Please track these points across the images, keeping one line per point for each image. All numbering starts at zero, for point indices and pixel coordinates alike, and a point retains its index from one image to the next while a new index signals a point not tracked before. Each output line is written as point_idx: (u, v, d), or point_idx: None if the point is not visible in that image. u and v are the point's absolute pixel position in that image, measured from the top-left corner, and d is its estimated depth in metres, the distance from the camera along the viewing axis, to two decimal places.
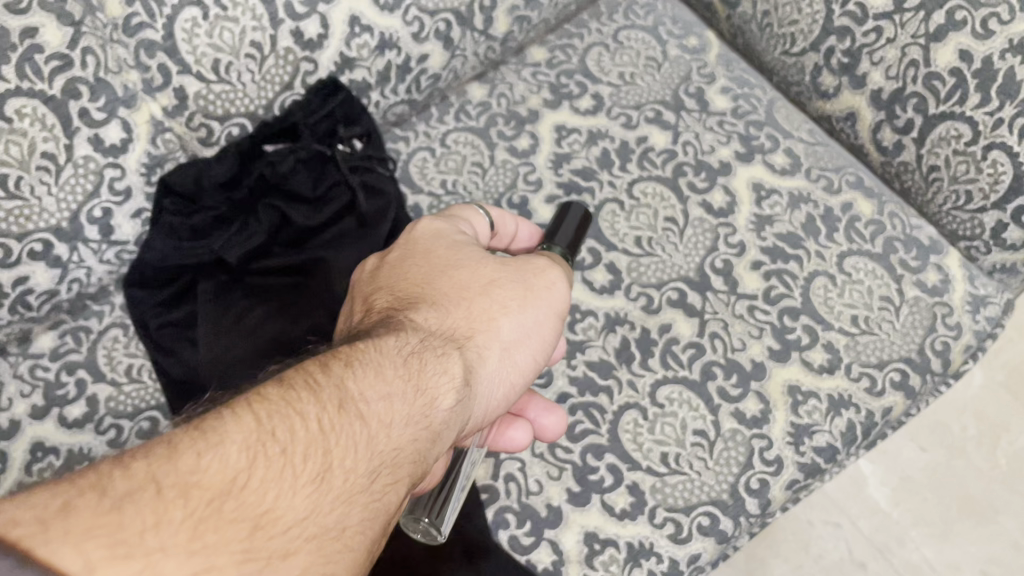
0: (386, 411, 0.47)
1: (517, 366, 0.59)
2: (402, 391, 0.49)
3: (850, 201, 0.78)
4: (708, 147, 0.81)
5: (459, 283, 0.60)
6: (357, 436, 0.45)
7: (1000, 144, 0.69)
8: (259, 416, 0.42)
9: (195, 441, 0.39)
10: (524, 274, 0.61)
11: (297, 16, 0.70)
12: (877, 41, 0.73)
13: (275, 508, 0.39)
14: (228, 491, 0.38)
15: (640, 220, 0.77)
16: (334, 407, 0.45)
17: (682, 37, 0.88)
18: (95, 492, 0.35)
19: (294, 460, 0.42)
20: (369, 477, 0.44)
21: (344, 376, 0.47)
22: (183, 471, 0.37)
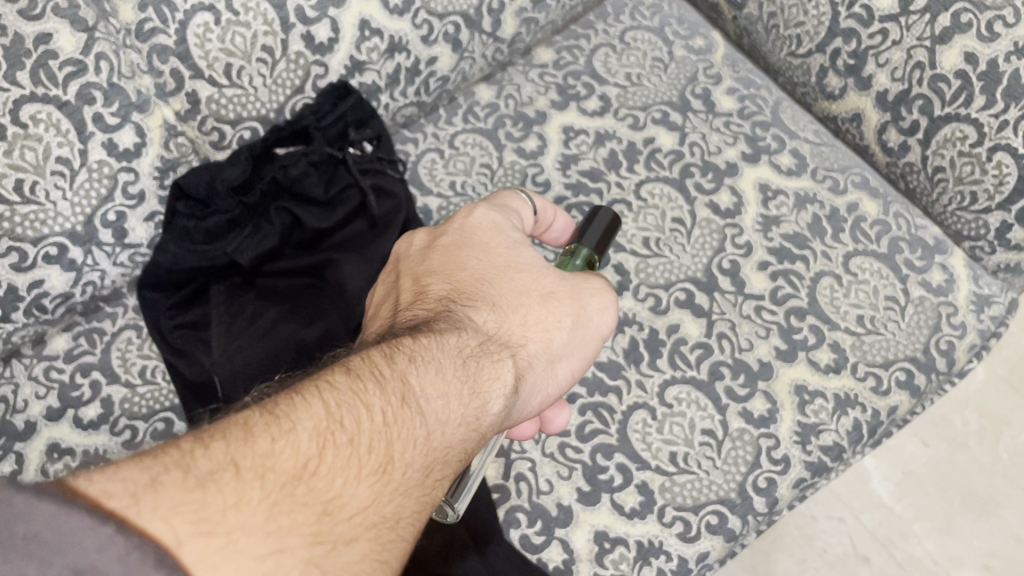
0: (444, 408, 0.50)
1: (562, 375, 0.61)
2: (458, 392, 0.52)
3: (855, 201, 0.79)
4: (714, 148, 0.81)
5: (517, 282, 0.62)
6: (415, 431, 0.48)
7: (1005, 146, 0.70)
8: (329, 407, 0.46)
9: (269, 427, 0.43)
10: (581, 288, 0.63)
11: (308, 20, 0.71)
12: (883, 43, 0.74)
13: (340, 495, 0.42)
14: (299, 476, 0.42)
15: (647, 221, 0.78)
16: (398, 401, 0.48)
17: (688, 38, 0.88)
18: (181, 470, 0.38)
19: (358, 452, 0.45)
20: (424, 472, 0.47)
21: (409, 371, 0.50)
22: (257, 455, 0.41)
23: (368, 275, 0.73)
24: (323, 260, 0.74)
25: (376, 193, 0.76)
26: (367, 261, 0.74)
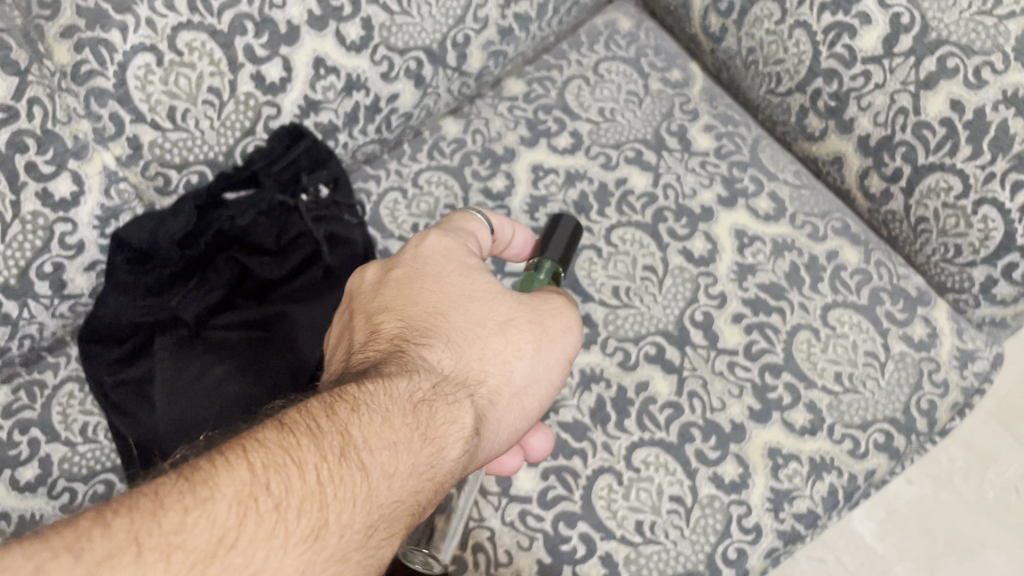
0: (390, 460, 0.45)
1: (526, 410, 0.56)
2: (409, 439, 0.46)
3: (835, 249, 0.75)
4: (689, 191, 0.78)
5: (474, 312, 0.56)
6: (357, 488, 0.43)
7: (991, 199, 0.66)
8: (255, 467, 0.41)
9: (183, 496, 0.38)
10: (543, 315, 0.57)
11: (258, 60, 0.67)
12: (866, 85, 0.70)
13: (262, 572, 0.38)
14: (213, 555, 0.37)
15: (618, 268, 0.74)
16: (335, 457, 0.43)
17: (665, 70, 0.84)
18: (70, 556, 0.34)
19: (287, 518, 0.40)
20: (365, 534, 0.42)
21: (350, 422, 0.45)
22: (165, 534, 0.36)
23: (321, 330, 0.70)
24: (276, 311, 0.71)
25: (329, 241, 0.74)
26: (321, 313, 0.71)
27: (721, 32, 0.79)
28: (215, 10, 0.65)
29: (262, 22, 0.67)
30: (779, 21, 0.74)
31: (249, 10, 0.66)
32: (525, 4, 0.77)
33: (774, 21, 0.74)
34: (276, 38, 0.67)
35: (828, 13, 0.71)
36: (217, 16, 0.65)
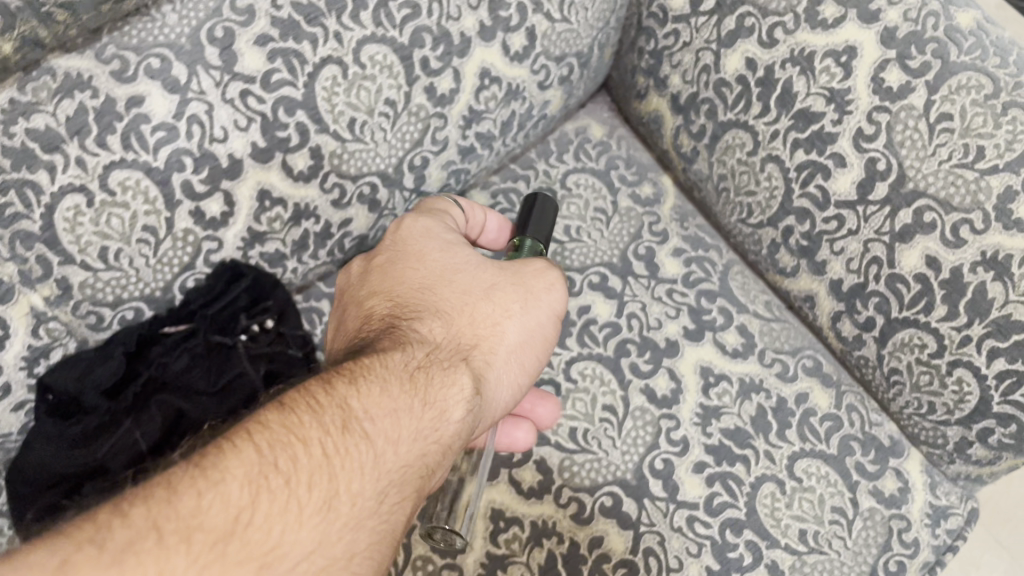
0: (391, 427, 0.48)
1: (523, 365, 0.61)
2: (407, 407, 0.50)
3: (804, 391, 0.72)
4: (654, 322, 0.74)
5: (459, 286, 0.62)
6: (362, 458, 0.46)
7: (967, 362, 0.63)
8: (262, 448, 0.43)
9: (196, 480, 0.40)
10: (521, 274, 0.63)
11: (196, 196, 0.64)
12: (839, 229, 0.67)
13: (281, 545, 0.40)
14: (233, 530, 0.39)
15: (576, 407, 0.71)
16: (338, 430, 0.46)
17: (635, 185, 0.81)
18: (94, 546, 0.35)
19: (299, 491, 0.42)
20: (375, 500, 0.45)
21: (347, 396, 0.48)
22: (182, 513, 0.38)
23: None
24: None
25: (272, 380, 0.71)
26: None
27: (692, 154, 0.76)
28: (151, 146, 0.62)
29: (202, 156, 0.63)
30: (750, 152, 0.71)
31: (189, 145, 0.63)
32: (487, 123, 0.75)
33: (746, 151, 0.71)
34: (217, 172, 0.64)
35: (801, 150, 0.68)
36: (153, 153, 0.62)
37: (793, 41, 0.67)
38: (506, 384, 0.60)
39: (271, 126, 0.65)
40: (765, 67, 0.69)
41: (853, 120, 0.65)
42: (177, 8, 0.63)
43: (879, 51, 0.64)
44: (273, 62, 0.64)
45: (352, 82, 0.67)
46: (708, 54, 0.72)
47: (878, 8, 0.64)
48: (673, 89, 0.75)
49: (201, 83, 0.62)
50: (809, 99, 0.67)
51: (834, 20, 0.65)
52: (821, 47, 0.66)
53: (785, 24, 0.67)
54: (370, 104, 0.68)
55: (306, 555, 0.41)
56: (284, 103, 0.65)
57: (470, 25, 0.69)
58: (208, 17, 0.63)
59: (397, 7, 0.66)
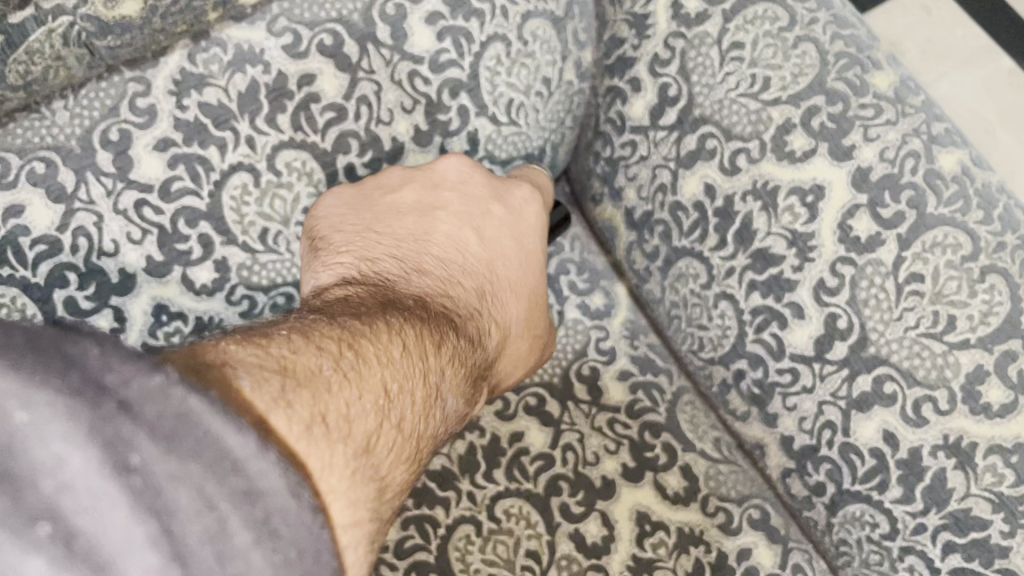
0: (460, 376, 0.52)
1: (530, 356, 0.66)
2: (471, 362, 0.54)
3: (748, 546, 0.66)
4: (591, 456, 0.69)
5: (516, 272, 0.63)
6: (441, 395, 0.50)
7: (919, 550, 0.58)
8: (387, 363, 0.45)
9: (349, 374, 0.42)
10: (547, 283, 0.67)
11: (82, 313, 0.57)
12: (792, 384, 0.61)
13: (397, 452, 0.44)
14: (351, 378, 0.42)
15: (497, 551, 0.65)
16: (432, 362, 0.49)
17: (586, 293, 0.75)
18: (297, 409, 0.37)
19: (408, 411, 0.46)
20: (438, 433, 0.50)
21: (440, 335, 0.51)
22: (347, 401, 0.41)
23: None
24: None
25: None
26: None
27: (645, 274, 0.70)
28: (29, 261, 0.56)
29: (89, 272, 0.57)
30: (704, 284, 0.65)
31: (73, 260, 0.57)
32: None
33: (700, 283, 0.65)
34: (106, 287, 0.58)
35: (756, 293, 0.62)
36: (31, 269, 0.56)
37: (756, 171, 0.61)
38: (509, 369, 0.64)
39: (171, 238, 0.59)
40: (725, 196, 0.62)
41: (815, 268, 0.59)
42: (70, 104, 0.56)
43: (849, 194, 0.58)
44: (174, 168, 0.58)
45: (266, 191, 0.60)
46: (665, 172, 0.65)
47: (852, 143, 0.57)
48: (629, 203, 0.69)
49: (90, 192, 0.56)
50: (768, 239, 0.61)
51: (803, 153, 0.59)
52: (786, 182, 0.59)
53: (749, 151, 0.61)
54: (285, 214, 0.61)
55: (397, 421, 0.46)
56: (185, 214, 0.58)
57: (403, 129, 0.63)
58: (104, 116, 0.56)
59: (319, 110, 0.60)
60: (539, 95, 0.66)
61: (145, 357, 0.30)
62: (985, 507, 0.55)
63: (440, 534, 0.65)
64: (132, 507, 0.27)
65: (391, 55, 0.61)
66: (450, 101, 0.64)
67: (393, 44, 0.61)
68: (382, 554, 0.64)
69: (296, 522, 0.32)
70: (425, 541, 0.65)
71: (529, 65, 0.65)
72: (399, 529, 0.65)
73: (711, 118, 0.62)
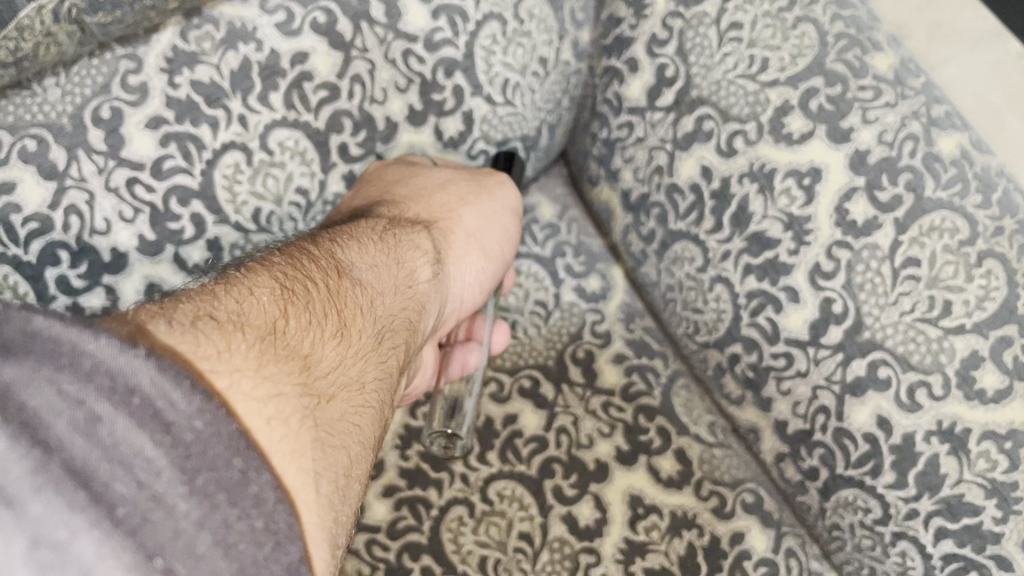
0: (375, 280, 0.48)
1: (491, 259, 0.61)
2: (386, 264, 0.50)
3: (741, 530, 0.66)
4: (585, 439, 0.69)
5: (443, 197, 0.60)
6: (360, 301, 0.45)
7: (911, 536, 0.57)
8: (276, 276, 0.41)
9: (227, 289, 0.37)
10: (477, 178, 0.63)
11: (73, 291, 0.57)
12: (787, 368, 0.61)
13: (315, 352, 0.38)
14: (274, 332, 0.37)
15: (489, 533, 0.65)
16: (333, 274, 0.45)
17: (582, 276, 0.74)
18: (160, 321, 0.32)
19: (318, 315, 0.41)
20: (376, 339, 0.44)
21: (334, 249, 0.47)
22: (226, 308, 0.36)
23: None
24: None
25: None
26: None
27: (641, 257, 0.69)
28: (21, 239, 0.56)
29: (81, 250, 0.57)
30: (700, 268, 0.64)
31: (64, 238, 0.56)
32: None
33: (696, 267, 0.64)
34: (97, 266, 0.57)
35: (752, 277, 0.61)
36: (23, 246, 0.56)
37: (753, 153, 0.60)
38: (469, 267, 0.60)
39: (162, 217, 0.58)
40: (722, 177, 0.62)
41: (811, 252, 0.58)
42: (62, 81, 0.55)
43: (846, 176, 0.57)
44: (166, 146, 0.57)
45: (258, 170, 0.60)
46: (662, 153, 0.65)
47: (850, 126, 0.57)
48: (625, 184, 0.68)
49: (82, 169, 0.56)
50: (765, 222, 0.60)
51: (800, 136, 0.58)
52: (783, 165, 0.59)
53: (746, 133, 0.60)
54: (278, 193, 0.61)
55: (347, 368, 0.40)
56: (176, 192, 0.58)
57: (397, 108, 0.63)
58: (95, 94, 0.56)
59: (312, 89, 0.60)
60: (535, 75, 0.66)
61: (38, 311, 0.27)
62: (978, 493, 0.54)
63: (433, 515, 0.66)
64: (21, 447, 0.24)
65: (385, 33, 0.61)
66: (445, 81, 0.63)
67: (387, 22, 0.60)
68: (375, 534, 0.65)
69: (215, 447, 0.28)
70: (417, 522, 0.65)
71: (525, 45, 0.64)
72: (393, 509, 0.66)
73: (709, 99, 0.61)
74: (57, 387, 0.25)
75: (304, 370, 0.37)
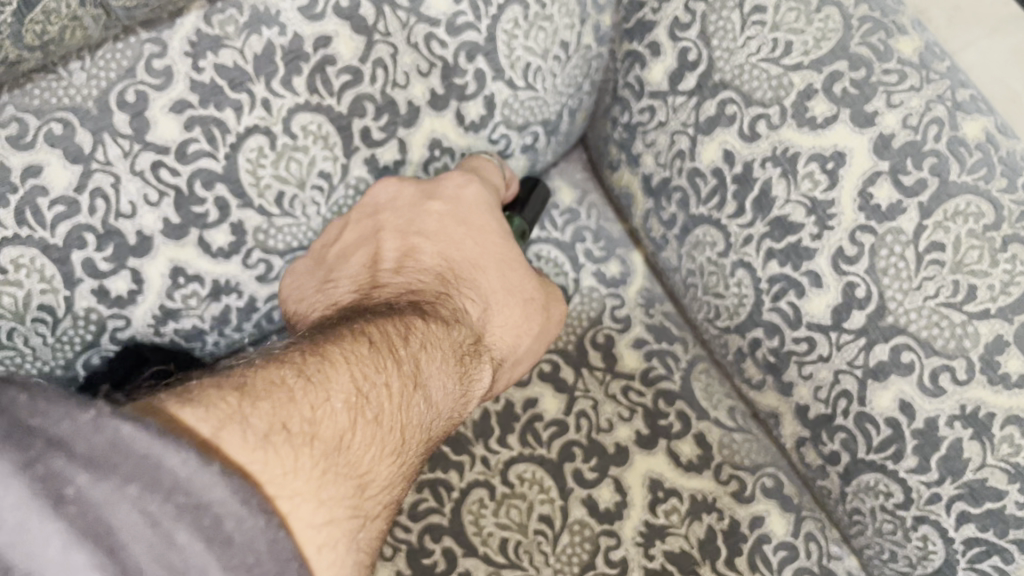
0: (421, 381, 0.49)
1: (515, 340, 0.64)
2: (428, 356, 0.52)
3: (761, 514, 0.67)
4: (605, 423, 0.69)
5: (483, 268, 0.64)
6: (396, 427, 0.46)
7: (933, 521, 0.57)
8: (335, 364, 0.44)
9: (286, 379, 0.41)
10: (522, 263, 0.65)
11: (100, 274, 0.58)
12: (809, 353, 0.61)
13: (344, 490, 0.41)
14: (341, 447, 0.41)
15: (510, 515, 0.66)
16: (387, 372, 0.47)
17: (601, 261, 0.75)
18: (205, 408, 0.36)
19: (360, 413, 0.44)
20: (391, 458, 0.45)
21: (393, 340, 0.50)
22: (297, 413, 0.40)
23: None
24: None
25: None
26: None
27: (662, 241, 0.69)
28: (48, 222, 0.56)
29: (107, 233, 0.57)
30: (721, 252, 0.64)
31: (91, 221, 0.57)
32: None
33: (717, 251, 0.65)
34: (123, 250, 0.58)
35: (775, 262, 0.61)
36: (49, 229, 0.56)
37: (775, 137, 0.60)
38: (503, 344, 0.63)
39: (187, 200, 0.59)
40: (744, 162, 0.61)
41: (834, 236, 0.58)
42: (87, 66, 0.55)
43: (870, 160, 0.57)
44: (190, 130, 0.57)
45: (281, 154, 0.60)
46: (684, 138, 0.65)
47: (875, 110, 0.56)
48: (646, 169, 0.68)
49: (107, 153, 0.56)
50: (788, 206, 0.60)
51: (824, 120, 0.58)
52: (806, 149, 0.59)
53: (769, 117, 0.60)
54: (301, 176, 0.62)
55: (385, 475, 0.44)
56: (201, 175, 0.58)
57: (419, 93, 0.63)
58: (119, 77, 0.55)
59: (335, 73, 0.60)
60: (556, 59, 0.66)
61: (123, 419, 0.31)
62: (1001, 478, 0.54)
63: (453, 497, 0.66)
64: None
65: (408, 18, 0.60)
66: (466, 65, 0.63)
67: (410, 6, 0.60)
68: (396, 516, 0.65)
69: None
70: (438, 505, 0.66)
71: (547, 28, 0.64)
72: (414, 491, 0.66)
73: (731, 83, 0.61)
74: (45, 527, 0.28)
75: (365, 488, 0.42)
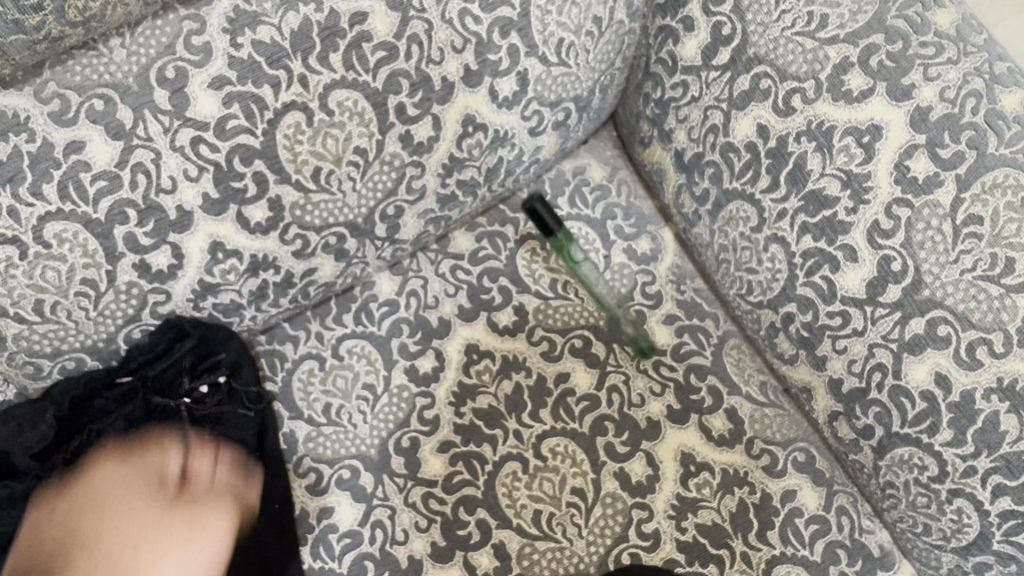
0: (97, 561, 0.56)
1: None
2: (128, 521, 0.58)
3: (792, 488, 0.68)
4: (637, 398, 0.71)
5: (186, 517, 0.60)
6: (94, 565, 0.56)
7: (968, 494, 0.57)
8: (22, 558, 0.56)
9: (54, 513, 0.58)
10: (169, 489, 0.61)
11: (141, 249, 0.59)
12: (842, 327, 0.61)
13: None
14: None
15: (543, 488, 0.68)
16: (53, 560, 0.56)
17: (632, 238, 0.75)
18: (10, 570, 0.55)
19: None
20: None
21: (78, 550, 0.56)
22: (51, 534, 0.57)
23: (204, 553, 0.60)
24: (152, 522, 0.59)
25: None
26: (206, 532, 0.61)
27: (694, 217, 0.70)
28: (90, 197, 0.56)
29: (148, 209, 0.58)
30: (754, 228, 0.64)
31: (132, 197, 0.57)
32: (470, 170, 0.69)
33: (750, 227, 0.65)
34: (164, 224, 0.59)
35: (809, 236, 0.61)
36: (92, 205, 0.57)
37: (811, 111, 0.59)
38: None
39: (226, 175, 0.59)
40: (779, 136, 0.61)
41: (871, 210, 0.58)
42: (127, 42, 0.55)
43: (907, 134, 0.56)
44: (229, 107, 0.58)
45: (318, 130, 0.60)
46: (717, 113, 0.65)
47: (912, 83, 0.56)
48: (679, 144, 0.69)
49: (148, 129, 0.56)
50: (823, 180, 0.60)
51: (860, 93, 0.58)
52: (842, 123, 0.58)
53: (804, 91, 0.59)
54: (337, 153, 0.62)
55: (113, 524, 0.58)
56: (239, 151, 0.59)
57: (453, 69, 0.62)
58: (160, 54, 0.56)
59: (371, 49, 0.59)
60: (589, 34, 0.65)
61: None
62: None
63: (487, 470, 0.69)
64: None
65: None
66: (500, 41, 0.62)
67: None
68: (431, 488, 0.69)
69: None
70: (472, 477, 0.69)
71: (580, 4, 0.63)
72: (449, 464, 0.69)
73: (766, 57, 0.61)
74: None
75: (58, 546, 0.56)
